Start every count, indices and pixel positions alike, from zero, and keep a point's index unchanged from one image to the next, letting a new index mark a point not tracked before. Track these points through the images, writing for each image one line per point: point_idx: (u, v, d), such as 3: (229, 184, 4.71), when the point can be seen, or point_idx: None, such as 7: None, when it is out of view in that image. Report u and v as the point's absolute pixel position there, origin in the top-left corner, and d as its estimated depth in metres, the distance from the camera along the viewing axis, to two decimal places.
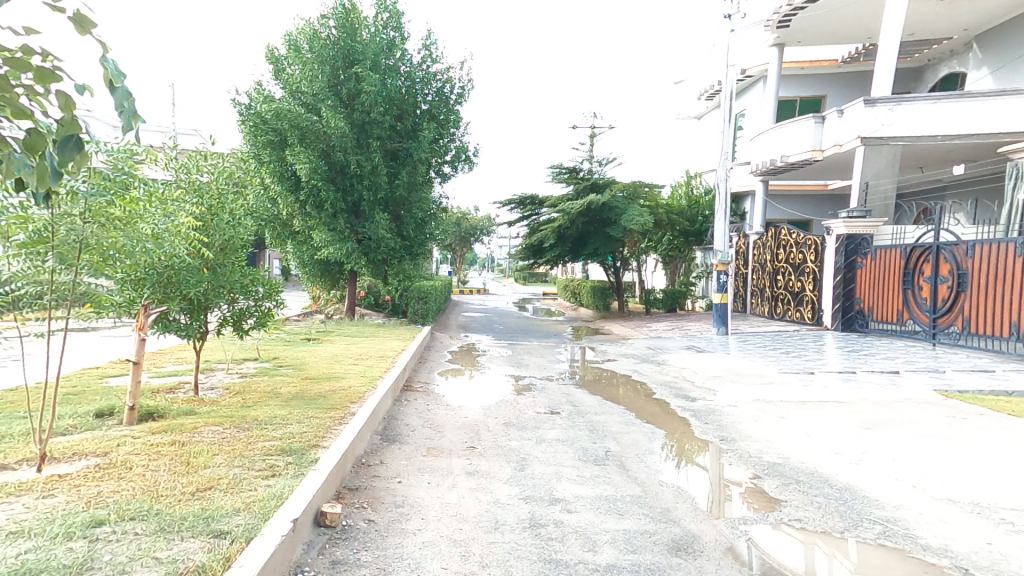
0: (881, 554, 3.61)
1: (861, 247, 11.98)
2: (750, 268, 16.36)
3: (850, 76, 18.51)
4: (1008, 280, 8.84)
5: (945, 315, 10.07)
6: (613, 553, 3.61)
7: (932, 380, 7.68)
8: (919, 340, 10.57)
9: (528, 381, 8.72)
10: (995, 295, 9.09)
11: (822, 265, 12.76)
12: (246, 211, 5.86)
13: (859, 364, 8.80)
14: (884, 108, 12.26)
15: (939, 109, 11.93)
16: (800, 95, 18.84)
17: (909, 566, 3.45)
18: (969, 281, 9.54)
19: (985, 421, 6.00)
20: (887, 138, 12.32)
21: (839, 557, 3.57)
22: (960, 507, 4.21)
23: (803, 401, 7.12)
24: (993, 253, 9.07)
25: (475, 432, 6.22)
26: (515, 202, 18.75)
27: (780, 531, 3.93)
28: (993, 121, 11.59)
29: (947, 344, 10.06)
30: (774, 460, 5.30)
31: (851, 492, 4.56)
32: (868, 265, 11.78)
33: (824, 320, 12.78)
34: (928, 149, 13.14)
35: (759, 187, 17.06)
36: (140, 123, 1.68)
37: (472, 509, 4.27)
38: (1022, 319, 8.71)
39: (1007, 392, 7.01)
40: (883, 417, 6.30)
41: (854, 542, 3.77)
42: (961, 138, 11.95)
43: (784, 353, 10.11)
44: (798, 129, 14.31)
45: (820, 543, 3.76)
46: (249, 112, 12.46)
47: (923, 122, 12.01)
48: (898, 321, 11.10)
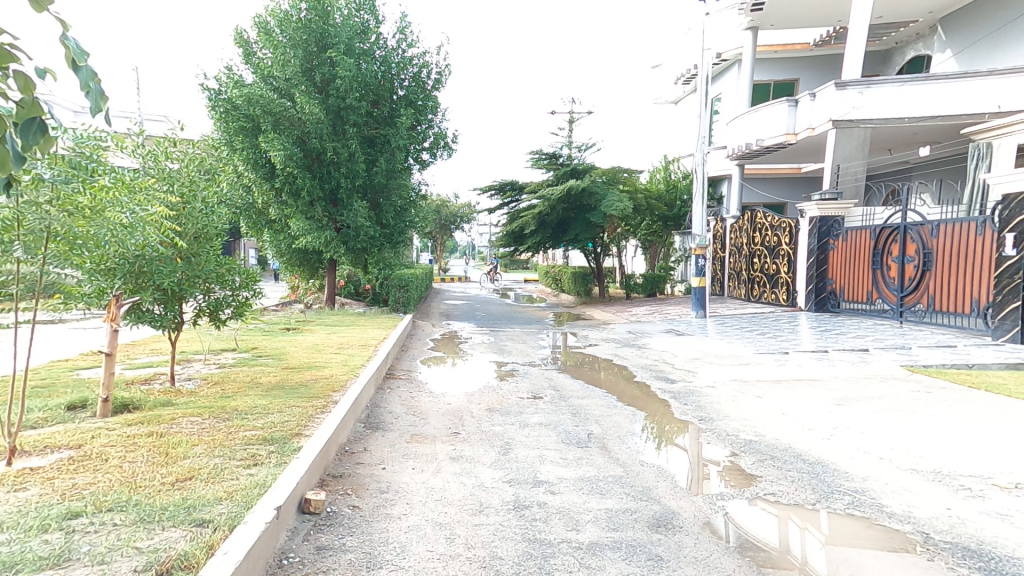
0: (850, 523, 3.76)
1: (833, 229, 12.25)
2: (727, 252, 16.60)
3: (822, 60, 18.76)
4: (971, 257, 9.12)
5: (912, 294, 10.37)
6: (596, 531, 3.70)
7: (899, 356, 7.96)
8: (887, 319, 10.89)
9: (511, 366, 8.82)
10: (958, 273, 9.38)
11: (797, 247, 13.06)
12: (218, 199, 5.73)
13: (831, 343, 9.04)
14: (855, 91, 12.46)
15: (907, 91, 12.16)
16: (774, 79, 19.10)
17: (876, 534, 3.60)
18: (934, 259, 9.82)
19: (948, 394, 6.26)
20: (858, 121, 12.55)
21: (810, 529, 3.70)
22: (923, 475, 4.40)
23: (777, 380, 7.32)
24: (956, 232, 9.34)
25: (458, 418, 6.26)
26: (495, 188, 18.69)
27: (755, 507, 4.06)
28: (959, 103, 11.88)
29: (912, 321, 10.35)
30: (750, 437, 5.46)
31: (823, 466, 4.72)
32: (839, 246, 12.06)
33: (798, 302, 13.09)
34: (896, 131, 13.43)
35: (736, 171, 17.25)
36: (107, 105, 1.67)
37: (457, 492, 4.32)
38: (982, 296, 8.98)
39: (968, 365, 7.32)
40: (852, 394, 6.52)
41: (826, 513, 3.91)
42: (928, 120, 12.21)
43: (760, 334, 10.34)
44: (773, 113, 14.47)
45: (793, 517, 3.88)
46: (219, 97, 12.12)
47: (891, 104, 12.26)
48: (868, 300, 11.39)
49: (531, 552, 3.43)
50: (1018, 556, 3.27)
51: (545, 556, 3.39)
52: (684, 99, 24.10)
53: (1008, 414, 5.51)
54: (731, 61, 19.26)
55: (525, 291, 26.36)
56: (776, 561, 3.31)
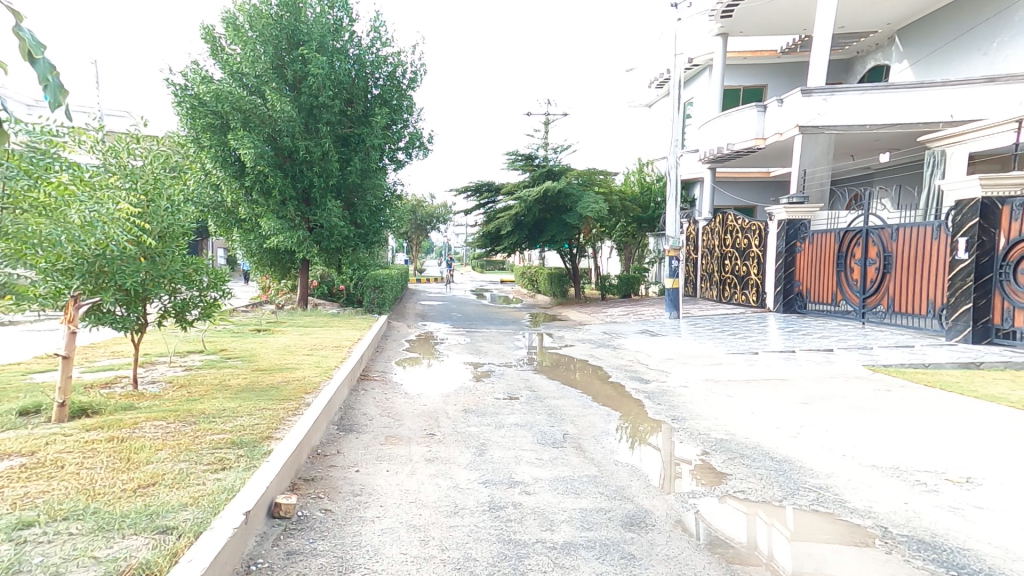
0: (815, 519, 3.86)
1: (800, 232, 12.56)
2: (700, 253, 16.89)
3: (789, 67, 19.23)
4: (927, 260, 9.45)
5: (874, 295, 10.69)
6: (570, 531, 3.73)
7: (862, 356, 8.21)
8: (851, 320, 11.21)
9: (486, 367, 8.82)
10: (915, 276, 9.70)
11: (766, 249, 13.37)
12: (185, 197, 5.58)
13: (797, 343, 9.29)
14: (820, 97, 12.81)
15: (869, 98, 12.55)
16: (743, 85, 19.44)
17: (839, 529, 3.70)
18: (894, 261, 10.14)
19: (907, 392, 6.49)
20: (823, 127, 12.90)
21: (777, 525, 3.79)
22: (883, 471, 4.55)
23: (748, 379, 7.49)
24: (914, 236, 9.67)
25: (434, 419, 6.23)
26: (471, 189, 18.64)
27: (724, 504, 4.13)
28: (917, 111, 12.32)
29: (874, 322, 10.67)
30: (720, 436, 5.57)
31: (790, 463, 4.84)
32: (806, 249, 12.37)
33: (767, 303, 13.39)
34: (859, 138, 13.88)
35: (708, 174, 17.57)
36: (67, 99, 1.70)
37: (432, 494, 4.30)
38: (937, 297, 9.31)
39: (925, 364, 7.59)
40: (818, 392, 6.69)
41: (792, 509, 4.01)
42: (888, 127, 12.63)
43: (731, 334, 10.55)
44: (743, 118, 14.78)
45: (760, 513, 3.96)
46: (185, 93, 11.83)
47: (854, 111, 12.64)
48: (833, 302, 11.70)
49: (506, 553, 3.43)
50: (968, 547, 3.41)
51: (520, 556, 3.40)
52: (657, 103, 24.45)
53: (957, 410, 5.76)
54: (702, 66, 19.63)
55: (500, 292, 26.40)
56: (745, 558, 3.38)
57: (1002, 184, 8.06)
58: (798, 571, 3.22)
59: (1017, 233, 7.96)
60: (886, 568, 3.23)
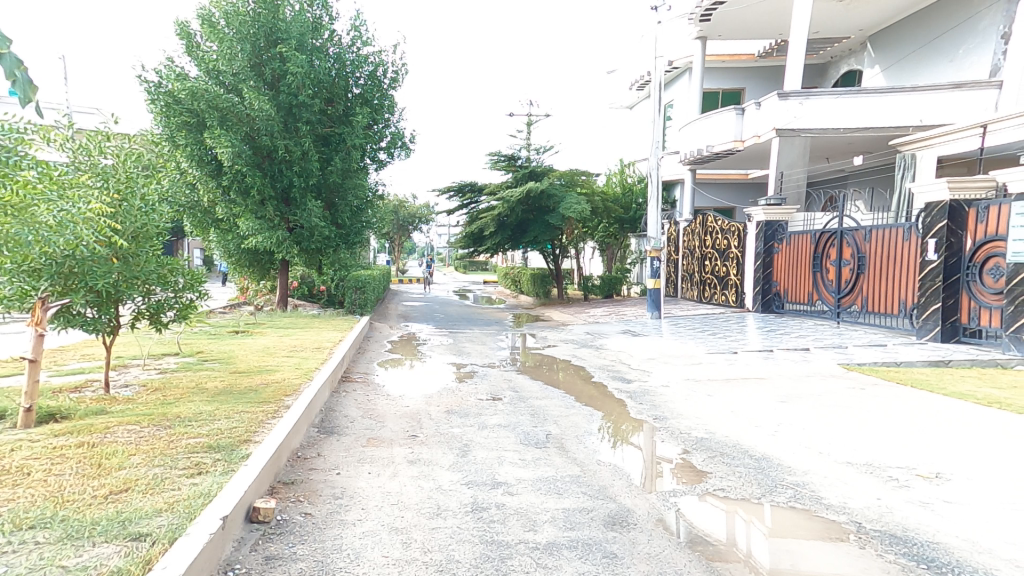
0: (792, 516, 3.92)
1: (777, 233, 12.78)
2: (680, 254, 17.10)
3: (766, 70, 19.57)
4: (899, 261, 9.68)
5: (848, 296, 10.92)
6: (553, 531, 3.73)
7: (837, 355, 8.38)
8: (826, 319, 11.44)
9: (470, 368, 8.80)
10: (888, 276, 9.93)
11: (745, 250, 13.58)
12: (160, 197, 5.48)
13: (775, 343, 9.44)
14: (796, 101, 13.03)
15: (843, 103, 12.79)
16: (722, 88, 19.71)
17: (816, 525, 3.77)
18: (867, 262, 10.37)
19: (880, 390, 6.64)
20: (799, 130, 13.12)
21: (756, 522, 3.84)
22: (857, 468, 4.64)
23: (727, 378, 7.58)
24: (886, 237, 9.90)
25: (417, 420, 6.20)
26: (454, 189, 18.59)
27: (704, 502, 4.18)
28: (889, 116, 12.61)
29: (848, 321, 10.91)
30: (701, 435, 5.63)
31: (768, 461, 4.92)
32: (784, 249, 12.58)
33: (746, 303, 13.59)
34: (833, 141, 14.16)
35: (689, 175, 17.76)
36: (35, 94, 1.67)
37: (415, 496, 4.27)
38: (908, 298, 9.54)
39: (897, 362, 7.78)
40: (796, 391, 6.81)
41: (770, 506, 4.07)
42: (861, 131, 12.89)
43: (711, 334, 10.68)
44: (721, 120, 14.98)
45: (739, 511, 4.02)
46: (158, 90, 11.59)
47: (828, 115, 12.89)
48: (809, 301, 11.93)
49: (488, 555, 3.42)
50: (937, 541, 3.49)
51: (502, 557, 3.40)
52: (638, 105, 24.70)
53: (925, 407, 5.91)
54: (681, 69, 19.88)
55: (482, 293, 26.37)
56: (724, 555, 3.42)
57: (970, 186, 8.37)
58: (776, 568, 3.27)
59: (982, 234, 8.19)
60: (861, 562, 3.30)
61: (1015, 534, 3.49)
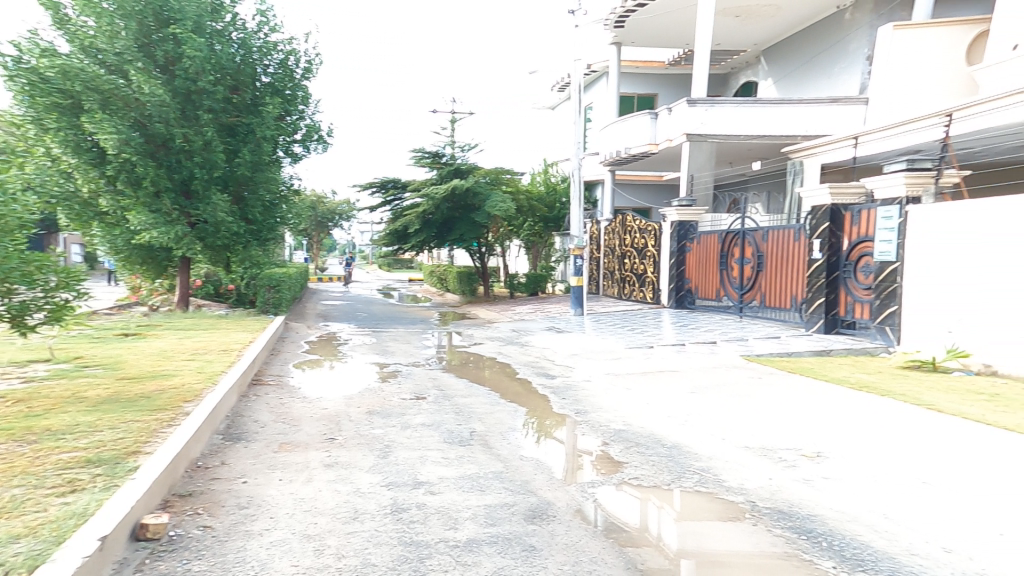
0: (699, 499, 4.13)
1: (689, 233, 13.54)
2: (602, 252, 17.69)
3: (676, 78, 20.68)
4: (791, 260, 10.55)
5: (749, 292, 11.75)
6: (474, 528, 3.70)
7: (740, 347, 9.01)
8: (731, 314, 12.25)
9: (393, 367, 8.59)
10: (782, 274, 10.80)
11: (661, 249, 14.27)
12: (21, 185, 4.90)
13: (687, 337, 9.98)
14: (703, 108, 13.85)
15: (744, 112, 13.74)
16: (637, 93, 20.59)
17: (719, 507, 3.99)
18: (766, 261, 11.22)
19: (778, 378, 7.21)
20: (706, 136, 13.94)
21: (666, 507, 4.00)
22: (754, 451, 4.99)
23: (644, 372, 7.93)
24: (781, 238, 10.76)
25: (334, 422, 5.96)
26: (376, 185, 18.12)
27: (621, 492, 4.30)
28: (783, 125, 13.70)
29: (750, 316, 11.74)
30: (619, 427, 5.83)
31: (678, 449, 5.17)
32: (695, 248, 13.35)
33: (662, 300, 14.29)
34: (736, 147, 15.20)
35: (609, 176, 18.39)
36: None
37: (330, 501, 4.09)
38: (799, 293, 10.41)
39: (788, 352, 8.49)
40: (705, 382, 7.23)
41: (679, 492, 4.26)
42: (760, 138, 13.88)
43: (629, 329, 11.12)
44: (637, 124, 15.65)
45: (652, 498, 4.17)
46: (19, 65, 10.05)
47: (731, 122, 13.79)
48: (717, 298, 12.73)
49: (406, 556, 3.34)
50: (815, 512, 3.80)
51: (421, 557, 3.33)
52: (559, 106, 25.34)
53: (815, 393, 6.47)
54: (600, 72, 20.57)
55: (407, 292, 25.84)
56: (636, 540, 3.52)
57: (847, 193, 9.28)
58: (682, 549, 3.40)
59: (855, 235, 9.10)
60: (754, 537, 3.50)
61: (877, 499, 3.87)
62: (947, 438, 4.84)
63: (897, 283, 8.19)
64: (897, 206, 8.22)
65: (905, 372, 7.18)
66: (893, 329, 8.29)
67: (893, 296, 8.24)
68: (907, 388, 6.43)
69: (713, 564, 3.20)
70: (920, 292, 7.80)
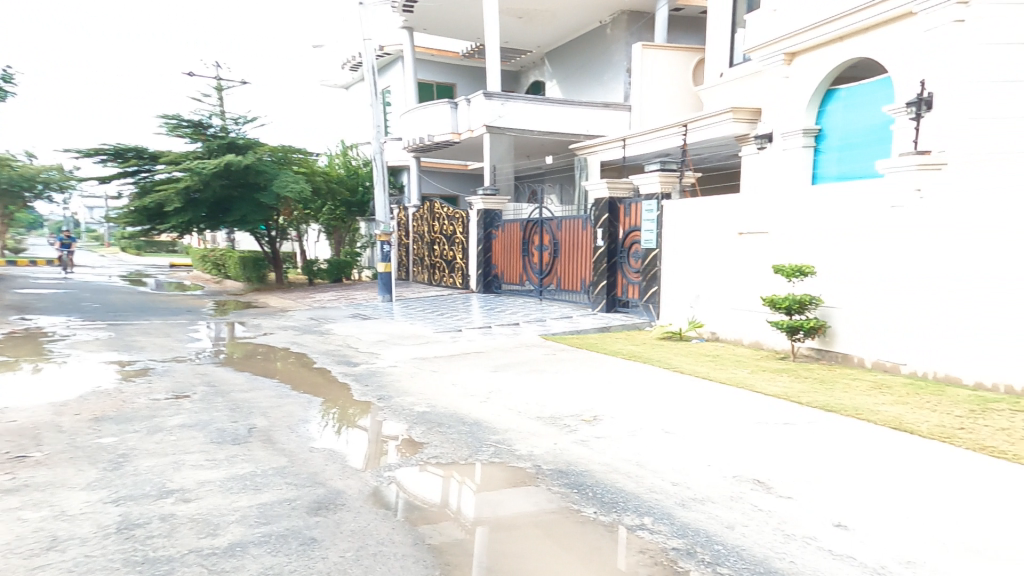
0: (496, 470, 4.27)
1: (495, 221, 14.36)
2: (410, 238, 17.66)
3: (469, 70, 21.69)
4: (581, 246, 11.76)
5: (548, 277, 12.82)
6: (240, 530, 3.28)
7: (539, 327, 9.86)
8: (533, 297, 13.27)
9: (141, 365, 7.28)
10: (573, 259, 11.99)
11: (469, 236, 14.83)
12: None
13: (494, 319, 10.54)
14: (498, 102, 14.74)
15: (535, 108, 15.01)
16: (435, 80, 21.07)
17: (514, 475, 4.17)
18: (560, 248, 12.35)
19: (570, 353, 8.02)
20: (503, 128, 14.85)
21: (467, 481, 4.05)
22: (544, 421, 5.40)
23: (451, 354, 8.07)
24: (572, 227, 11.94)
25: (35, 437, 4.74)
26: (109, 153, 15.14)
27: (423, 472, 4.24)
28: (569, 123, 15.32)
29: (549, 298, 12.82)
30: (422, 409, 5.80)
31: (479, 425, 5.33)
32: (500, 236, 14.16)
33: (471, 285, 14.88)
34: (533, 142, 16.48)
35: (413, 162, 18.35)
36: None
37: (13, 532, 3.21)
38: (586, 277, 11.64)
39: (578, 330, 9.53)
40: (507, 361, 7.68)
41: (480, 465, 4.37)
42: (551, 134, 15.28)
43: (438, 313, 11.35)
44: (438, 112, 15.96)
45: (454, 474, 4.20)
46: None
47: (525, 117, 14.94)
48: (521, 282, 13.68)
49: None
50: (586, 467, 4.19)
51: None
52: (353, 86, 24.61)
53: (593, 365, 7.38)
54: (395, 55, 20.53)
55: (170, 278, 22.40)
56: (433, 516, 3.46)
57: (620, 187, 10.68)
58: (478, 517, 3.44)
59: (627, 225, 10.61)
60: (534, 497, 3.71)
61: (634, 448, 4.49)
62: (685, 393, 5.89)
63: (658, 267, 9.76)
64: (656, 201, 9.75)
65: (666, 342, 8.57)
66: (654, 306, 9.93)
67: (656, 279, 9.85)
68: (664, 356, 7.69)
69: (507, 526, 3.30)
70: (676, 272, 9.36)
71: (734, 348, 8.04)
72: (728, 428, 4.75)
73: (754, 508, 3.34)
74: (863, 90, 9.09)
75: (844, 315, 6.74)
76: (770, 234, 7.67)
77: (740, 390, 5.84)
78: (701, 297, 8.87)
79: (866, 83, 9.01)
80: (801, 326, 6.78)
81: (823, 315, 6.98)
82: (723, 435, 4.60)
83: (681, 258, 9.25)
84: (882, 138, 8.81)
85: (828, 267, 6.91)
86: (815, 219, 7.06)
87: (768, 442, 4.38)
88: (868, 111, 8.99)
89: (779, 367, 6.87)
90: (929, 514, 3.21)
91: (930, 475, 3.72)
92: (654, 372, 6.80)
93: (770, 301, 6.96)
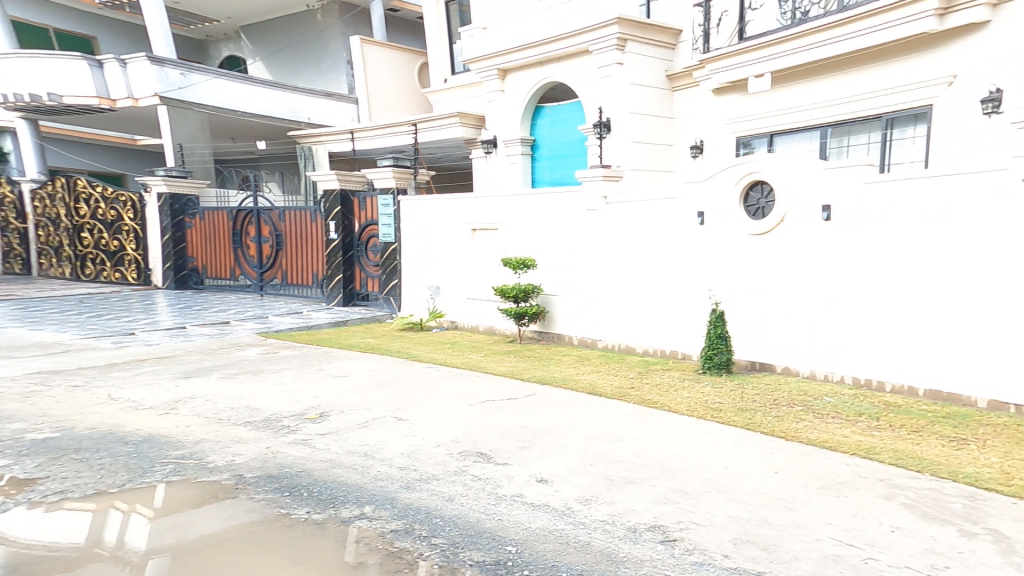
0: (184, 488, 3.52)
1: (188, 206, 13.11)
2: (31, 221, 15.30)
3: (108, 20, 19.42)
4: (309, 238, 11.24)
5: (270, 270, 12.18)
6: None
7: (256, 326, 9.13)
8: (252, 292, 12.51)
9: None
10: (299, 252, 11.49)
11: (143, 222, 13.22)
12: None
13: (191, 320, 9.40)
14: (177, 72, 14.37)
15: (225, 83, 15.32)
16: (53, 26, 18.16)
17: (207, 490, 3.48)
18: (285, 239, 11.70)
19: (292, 351, 7.52)
20: (190, 101, 14.60)
21: (139, 509, 3.24)
22: (254, 425, 4.68)
23: (119, 362, 6.81)
24: (297, 218, 11.32)
25: None
26: None
27: (62, 512, 3.22)
28: (267, 104, 16.12)
29: (272, 293, 12.19)
30: (45, 436, 4.38)
31: (149, 442, 4.27)
32: (197, 225, 13.02)
33: (157, 280, 13.37)
34: (232, 123, 16.60)
35: (26, 128, 15.81)
36: None
37: None
38: (318, 270, 11.27)
39: (307, 326, 9.18)
40: (204, 365, 6.72)
41: (163, 486, 3.54)
42: (249, 115, 15.90)
43: (110, 317, 9.62)
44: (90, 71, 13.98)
45: (120, 503, 3.32)
46: None
47: (215, 92, 15.12)
48: (234, 276, 12.76)
49: None
50: (305, 468, 3.81)
51: None
52: None
53: (310, 361, 7.06)
54: None
55: None
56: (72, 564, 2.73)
57: (351, 181, 10.57)
58: (147, 550, 2.84)
59: (361, 218, 10.61)
60: (228, 511, 3.23)
61: (367, 436, 4.42)
62: (409, 379, 6.13)
63: (399, 260, 10.12)
64: (392, 196, 10.01)
65: (407, 333, 8.92)
66: (394, 299, 10.26)
67: (396, 272, 10.19)
68: (396, 347, 7.88)
69: (193, 550, 2.85)
70: (417, 262, 9.76)
71: (471, 335, 8.80)
72: (457, 409, 5.08)
73: (473, 478, 3.67)
74: (563, 110, 10.80)
75: (562, 301, 8.01)
76: (500, 230, 8.57)
77: (475, 373, 6.37)
78: (443, 284, 9.41)
79: (565, 104, 10.73)
80: (526, 312, 7.77)
81: (547, 301, 8.15)
82: (455, 415, 4.91)
83: (418, 249, 9.73)
84: (581, 152, 10.67)
85: (552, 258, 8.00)
86: (538, 220, 8.11)
87: (494, 417, 4.86)
88: (569, 128, 10.77)
89: (505, 349, 7.79)
90: (607, 459, 4.06)
91: (610, 428, 4.64)
92: (382, 364, 6.88)
93: (500, 291, 7.88)
